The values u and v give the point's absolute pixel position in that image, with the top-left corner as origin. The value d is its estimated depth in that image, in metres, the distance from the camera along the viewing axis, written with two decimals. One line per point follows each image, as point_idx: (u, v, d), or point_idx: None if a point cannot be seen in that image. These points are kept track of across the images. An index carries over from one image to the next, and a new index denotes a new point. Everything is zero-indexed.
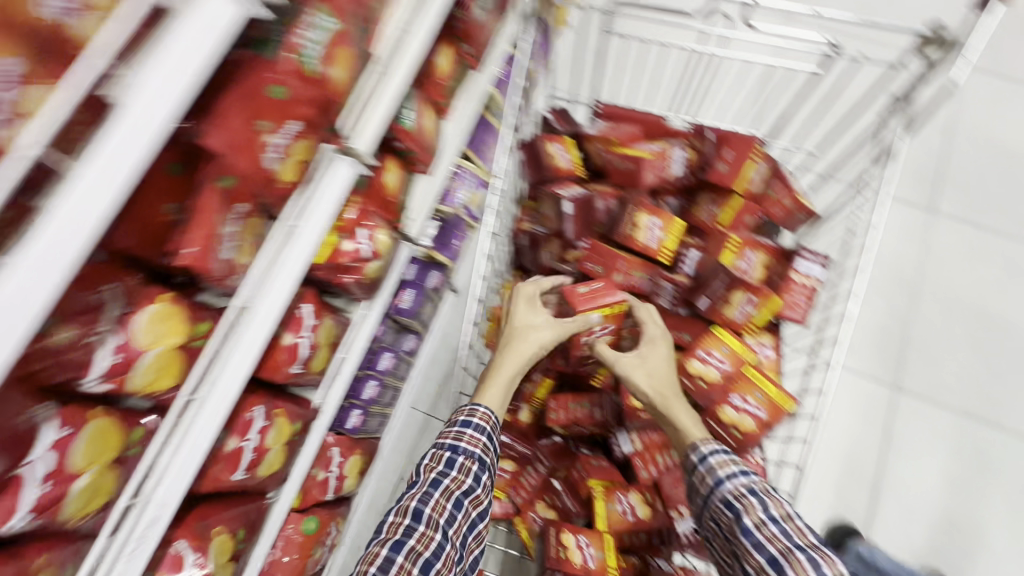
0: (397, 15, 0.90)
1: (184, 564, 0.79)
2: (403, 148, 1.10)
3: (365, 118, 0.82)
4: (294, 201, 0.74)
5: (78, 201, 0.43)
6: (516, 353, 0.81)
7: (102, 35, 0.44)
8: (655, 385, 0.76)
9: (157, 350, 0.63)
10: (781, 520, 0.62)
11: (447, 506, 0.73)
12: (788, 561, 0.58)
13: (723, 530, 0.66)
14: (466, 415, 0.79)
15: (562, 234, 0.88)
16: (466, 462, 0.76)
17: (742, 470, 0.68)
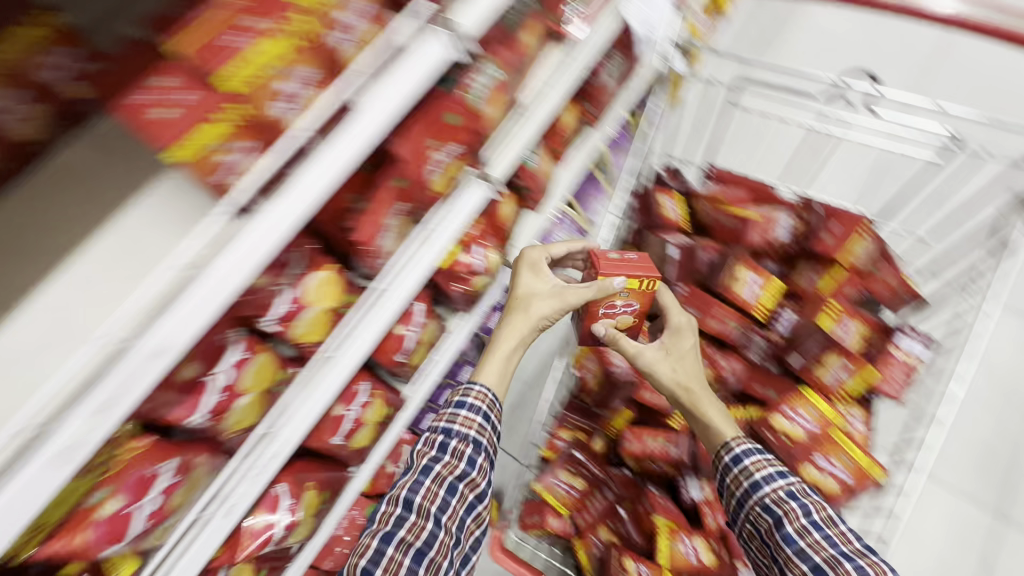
0: (543, 72, 1.06)
1: (279, 505, 0.91)
2: (521, 185, 1.25)
3: (505, 151, 0.97)
4: (432, 212, 0.87)
5: (314, 176, 0.56)
6: (518, 323, 0.87)
7: (361, 59, 0.60)
8: (681, 378, 0.81)
9: (317, 308, 0.77)
10: (823, 526, 0.68)
11: (439, 493, 0.76)
12: (835, 570, 0.64)
13: (763, 534, 0.72)
14: (462, 395, 0.83)
15: (663, 276, 0.95)
16: (458, 444, 0.80)
17: (779, 473, 0.73)
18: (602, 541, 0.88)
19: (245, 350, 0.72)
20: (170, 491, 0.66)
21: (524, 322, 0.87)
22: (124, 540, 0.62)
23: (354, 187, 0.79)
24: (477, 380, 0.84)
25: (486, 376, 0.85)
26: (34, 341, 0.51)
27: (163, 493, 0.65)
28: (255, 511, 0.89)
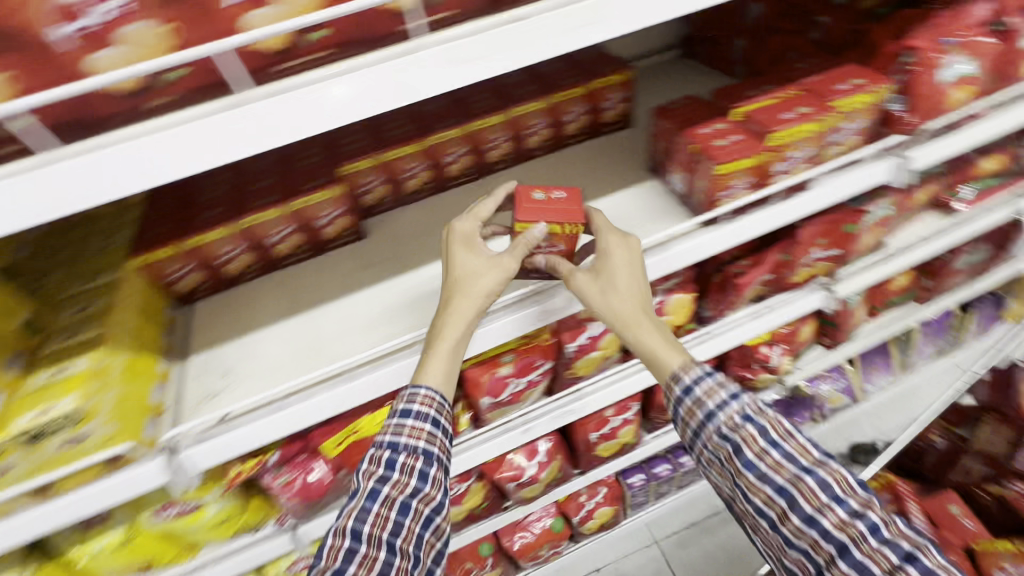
0: (919, 228, 1.12)
1: (536, 455, 1.06)
2: (831, 319, 1.27)
3: (862, 274, 1.04)
4: (774, 296, 0.99)
5: (772, 214, 0.75)
6: (449, 312, 0.65)
7: (834, 157, 0.77)
8: (624, 308, 0.66)
9: (669, 319, 0.94)
10: (782, 445, 0.59)
11: (391, 516, 0.59)
12: (798, 488, 0.56)
13: (722, 462, 0.62)
14: (405, 400, 0.65)
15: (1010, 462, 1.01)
16: (409, 458, 0.63)
17: (730, 393, 0.63)
18: None
19: None
20: (529, 385, 0.87)
21: (469, 305, 0.64)
22: (496, 398, 0.84)
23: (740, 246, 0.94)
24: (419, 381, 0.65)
25: (430, 374, 0.65)
26: None
27: (527, 384, 0.86)
28: (517, 449, 1.06)
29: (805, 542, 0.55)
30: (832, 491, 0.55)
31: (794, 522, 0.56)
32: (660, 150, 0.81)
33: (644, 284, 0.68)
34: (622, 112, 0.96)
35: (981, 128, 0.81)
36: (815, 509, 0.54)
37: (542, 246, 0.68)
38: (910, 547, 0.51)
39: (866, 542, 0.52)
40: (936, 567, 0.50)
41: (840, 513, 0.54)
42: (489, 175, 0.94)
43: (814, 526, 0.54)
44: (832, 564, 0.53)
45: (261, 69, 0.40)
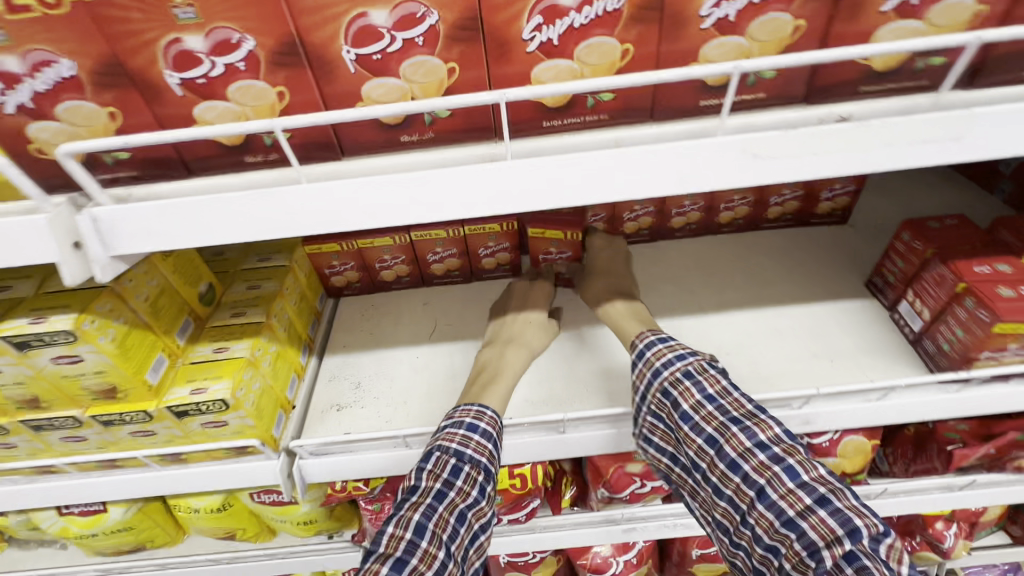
0: None
1: (625, 553, 0.93)
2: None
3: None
4: (987, 474, 0.75)
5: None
6: (515, 343, 0.67)
7: None
8: (598, 290, 0.71)
9: (838, 462, 0.77)
10: (716, 396, 0.53)
11: (451, 520, 0.51)
12: (725, 436, 0.50)
13: (666, 423, 0.56)
14: (471, 415, 0.58)
15: None
16: (473, 472, 0.54)
17: (678, 353, 0.57)
18: None
19: None
20: (654, 490, 0.75)
21: (530, 335, 0.68)
22: (613, 492, 0.74)
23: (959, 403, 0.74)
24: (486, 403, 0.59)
25: (495, 394, 0.61)
26: (723, 346, 0.67)
27: (651, 488, 0.75)
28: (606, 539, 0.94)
29: (729, 488, 0.49)
30: (758, 438, 0.50)
31: (720, 471, 0.50)
32: (896, 270, 0.66)
33: (625, 274, 0.72)
34: (842, 206, 0.80)
35: None
36: (738, 453, 0.49)
37: (552, 250, 0.73)
38: (826, 490, 0.46)
39: (781, 486, 0.47)
40: (850, 509, 0.44)
41: (761, 455, 0.49)
42: (664, 241, 0.83)
43: (736, 471, 0.49)
44: (752, 509, 0.47)
45: (527, 121, 0.35)
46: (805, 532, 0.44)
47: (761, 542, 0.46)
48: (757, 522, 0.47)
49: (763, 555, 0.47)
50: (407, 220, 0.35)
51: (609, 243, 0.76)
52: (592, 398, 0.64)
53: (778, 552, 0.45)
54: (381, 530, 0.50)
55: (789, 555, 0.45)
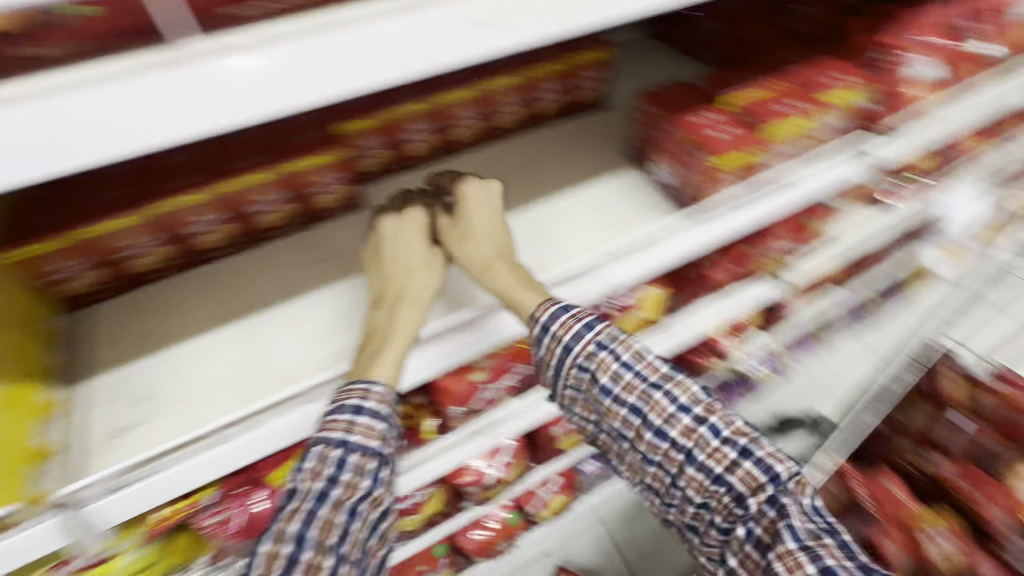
0: (856, 219, 1.19)
1: (500, 455, 1.01)
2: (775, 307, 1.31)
3: (812, 263, 1.08)
4: (735, 282, 1.00)
5: (762, 210, 0.73)
6: (407, 300, 0.60)
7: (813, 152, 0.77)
8: (481, 252, 0.64)
9: (641, 314, 0.90)
10: (633, 363, 0.61)
11: (338, 520, 0.51)
12: (649, 405, 0.60)
13: (587, 394, 0.64)
14: (355, 397, 0.54)
15: (928, 436, 0.98)
16: (361, 460, 0.53)
17: (585, 325, 0.62)
18: None
19: None
20: (504, 391, 0.83)
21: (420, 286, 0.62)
22: (467, 406, 0.81)
23: None
24: (373, 377, 0.55)
25: (383, 364, 0.56)
26: (527, 237, 0.72)
27: (501, 389, 0.82)
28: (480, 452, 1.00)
29: (661, 455, 0.61)
30: (679, 403, 0.60)
31: (648, 436, 0.61)
32: (643, 136, 0.77)
33: (506, 230, 0.66)
34: (596, 93, 0.89)
35: (934, 126, 0.85)
36: (664, 421, 0.60)
37: (330, 181, 0.71)
38: (746, 442, 0.58)
39: (706, 446, 0.59)
40: (767, 456, 0.57)
41: (685, 421, 0.60)
42: (458, 155, 0.84)
43: (665, 438, 0.60)
44: (682, 471, 0.60)
45: (213, 11, 0.37)
46: (732, 484, 0.58)
47: (695, 500, 0.61)
48: (689, 482, 0.60)
49: (695, 508, 0.61)
50: (132, 145, 0.35)
51: (484, 190, 0.66)
52: (420, 324, 0.65)
53: (706, 503, 0.60)
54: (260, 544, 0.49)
55: (719, 506, 0.59)
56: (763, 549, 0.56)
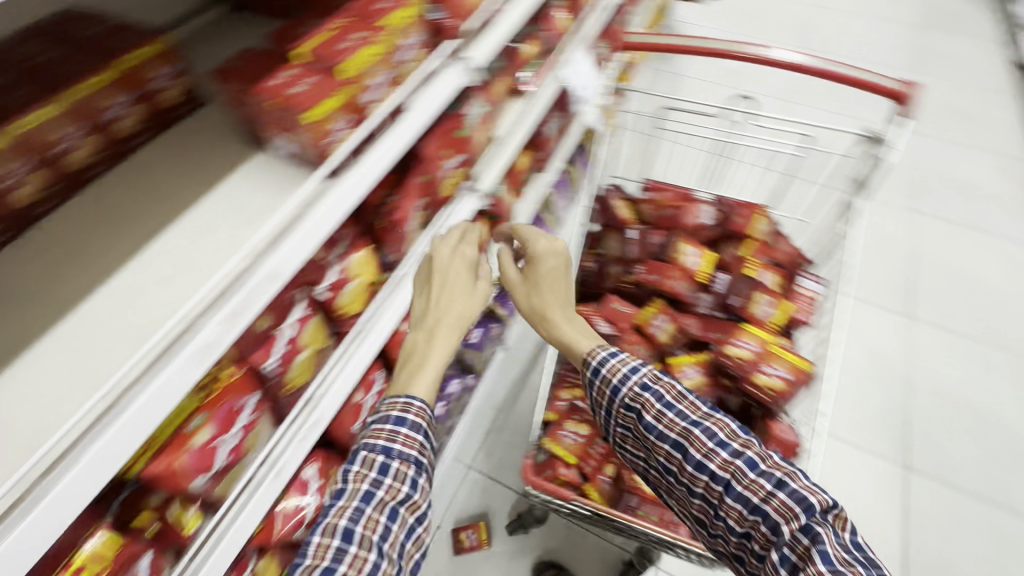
0: (509, 117, 1.36)
1: (309, 487, 0.95)
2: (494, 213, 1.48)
3: (490, 167, 1.24)
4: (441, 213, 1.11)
5: (390, 142, 0.77)
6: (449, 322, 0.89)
7: (412, 73, 0.83)
8: (543, 302, 1.01)
9: (359, 280, 0.90)
10: (672, 404, 0.84)
11: (380, 521, 0.72)
12: (688, 439, 0.80)
13: (634, 430, 0.87)
14: (400, 411, 0.80)
15: (625, 256, 1.22)
16: (401, 467, 0.76)
17: (631, 370, 0.88)
18: (611, 476, 1.03)
19: (303, 310, 0.82)
20: (246, 432, 0.73)
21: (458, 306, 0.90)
22: (210, 471, 0.68)
23: (383, 185, 0.96)
24: (413, 394, 0.82)
25: (421, 382, 0.84)
26: (167, 271, 0.64)
27: (240, 433, 0.72)
28: (286, 495, 0.93)
29: (701, 485, 0.79)
30: (716, 439, 0.79)
31: (690, 468, 0.80)
32: (245, 118, 0.72)
33: (561, 281, 1.02)
34: (183, 89, 0.78)
35: (504, 19, 1.01)
36: (703, 454, 0.79)
37: None
38: (781, 476, 0.74)
39: (744, 477, 0.75)
40: (799, 488, 0.72)
41: (723, 455, 0.78)
42: (41, 222, 0.68)
43: (705, 469, 0.78)
44: (723, 500, 0.77)
45: None
46: (768, 513, 0.73)
47: (737, 529, 0.76)
48: (729, 511, 0.77)
49: (739, 536, 0.76)
50: None
51: (551, 252, 1.03)
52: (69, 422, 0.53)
53: (747, 530, 0.75)
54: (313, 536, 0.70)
55: (759, 535, 0.74)
56: (796, 569, 0.69)
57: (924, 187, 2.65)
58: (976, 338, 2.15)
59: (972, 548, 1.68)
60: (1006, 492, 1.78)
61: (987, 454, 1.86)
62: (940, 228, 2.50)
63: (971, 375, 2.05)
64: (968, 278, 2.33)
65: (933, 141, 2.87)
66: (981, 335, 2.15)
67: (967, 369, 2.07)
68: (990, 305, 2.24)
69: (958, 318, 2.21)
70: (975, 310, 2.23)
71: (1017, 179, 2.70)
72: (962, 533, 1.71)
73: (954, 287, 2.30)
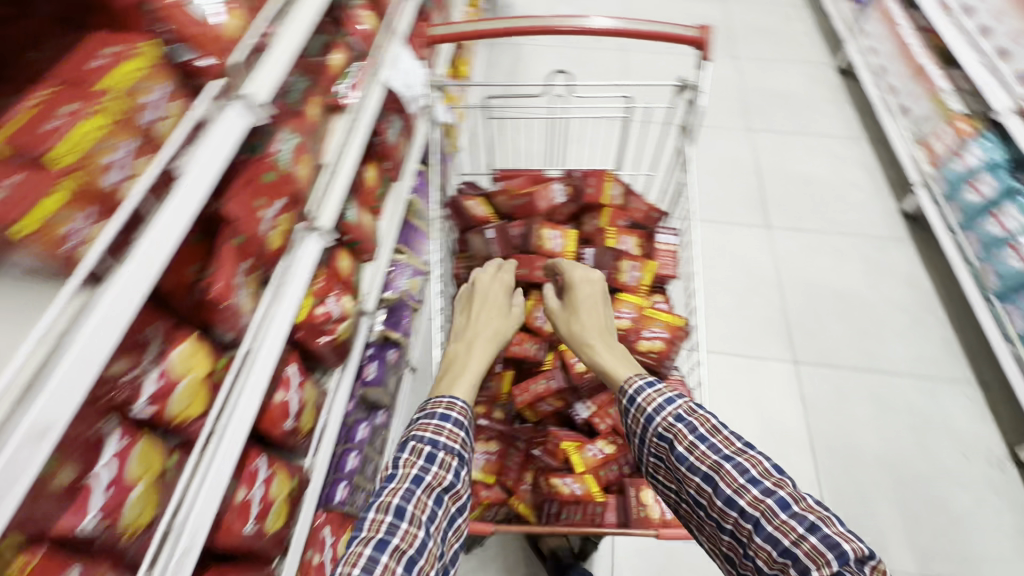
0: (336, 137, 1.25)
1: None
2: (351, 240, 1.41)
3: (327, 202, 1.14)
4: (284, 261, 1.01)
5: (170, 217, 0.65)
6: (481, 343, 1.01)
7: (172, 132, 0.70)
8: (585, 331, 1.02)
9: (188, 379, 0.77)
10: (705, 438, 0.85)
11: (428, 503, 0.83)
12: (719, 473, 0.82)
13: (665, 460, 0.89)
14: (445, 408, 0.91)
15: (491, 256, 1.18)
16: (445, 457, 0.88)
17: (666, 400, 0.90)
18: (530, 483, 1.02)
19: (122, 440, 0.69)
20: None
21: (489, 330, 1.03)
22: None
23: (192, 259, 0.82)
24: (455, 395, 0.92)
25: (460, 385, 0.95)
26: None
27: None
28: None
29: (732, 521, 0.81)
30: (747, 476, 0.81)
31: (719, 503, 0.82)
32: None
33: (600, 313, 1.03)
34: None
35: (280, 41, 0.89)
36: (735, 490, 0.80)
37: None
38: (813, 519, 0.75)
39: (776, 518, 0.77)
40: (832, 532, 0.74)
41: (754, 492, 0.79)
42: None
43: (736, 506, 0.80)
44: (754, 539, 0.78)
45: None
46: (799, 556, 0.73)
47: (765, 569, 0.77)
48: (759, 551, 0.77)
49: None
50: None
51: (588, 281, 1.05)
52: None
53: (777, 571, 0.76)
54: (367, 513, 0.82)
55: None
56: None
57: (754, 106, 2.90)
58: (824, 230, 2.41)
59: (861, 414, 1.91)
60: (876, 357, 2.03)
61: (855, 329, 2.11)
62: (774, 139, 2.76)
63: (826, 263, 2.31)
64: (806, 178, 2.60)
65: (750, 62, 3.14)
66: (827, 226, 2.42)
67: (823, 259, 2.32)
68: (827, 198, 2.52)
69: (807, 215, 2.46)
70: (818, 205, 2.50)
71: (823, 81, 3.04)
72: (850, 404, 1.93)
73: (797, 189, 2.56)
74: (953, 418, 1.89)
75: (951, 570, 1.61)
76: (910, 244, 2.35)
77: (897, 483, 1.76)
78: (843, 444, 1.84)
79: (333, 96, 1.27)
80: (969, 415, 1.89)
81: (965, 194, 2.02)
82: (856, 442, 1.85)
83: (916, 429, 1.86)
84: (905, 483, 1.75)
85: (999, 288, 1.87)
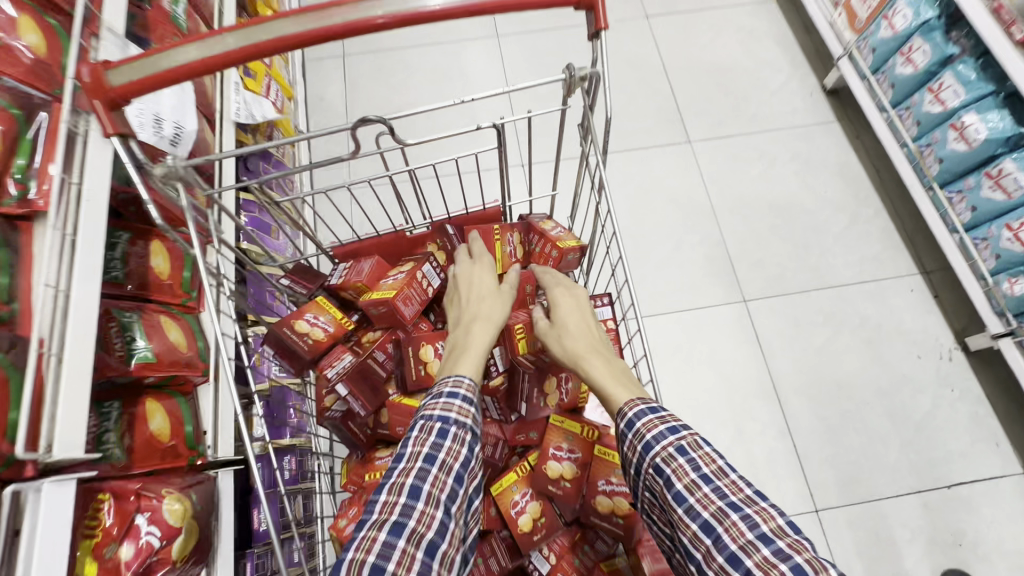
0: (40, 271, 0.74)
1: None
2: (157, 380, 0.96)
3: (68, 419, 0.70)
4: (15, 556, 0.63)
5: None
6: (480, 321, 0.93)
7: None
8: (575, 347, 0.93)
9: None
10: (713, 478, 0.75)
11: (448, 481, 0.77)
12: (724, 525, 0.71)
13: (658, 494, 0.79)
14: (452, 386, 0.85)
15: (354, 409, 0.93)
16: (459, 431, 0.81)
17: (668, 428, 0.81)
18: None
19: None
20: None
21: (487, 310, 0.95)
22: None
23: None
24: (460, 372, 0.86)
25: (465, 363, 0.87)
26: None
27: None
28: None
29: None
30: (758, 531, 0.69)
31: (720, 559, 0.70)
32: None
33: (591, 328, 0.97)
34: None
35: None
36: (741, 547, 0.69)
37: None
38: None
39: None
40: None
41: (765, 551, 0.68)
42: None
43: (741, 566, 0.68)
44: None
45: None
46: None
47: None
48: None
49: None
50: None
51: (575, 300, 0.99)
52: None
53: None
54: (377, 496, 0.77)
55: None
56: None
57: None
58: (749, 130, 2.11)
59: (814, 339, 1.80)
60: (822, 271, 1.89)
61: (796, 243, 1.93)
62: (675, 23, 2.31)
63: (757, 170, 2.05)
64: (718, 68, 2.23)
65: None
66: (751, 124, 2.12)
67: (752, 167, 2.05)
68: (745, 88, 2.19)
69: (727, 115, 2.14)
70: (736, 99, 2.17)
71: None
72: (805, 332, 1.81)
73: (711, 83, 2.20)
74: (901, 317, 1.82)
75: (919, 479, 1.63)
76: (836, 125, 2.11)
77: (858, 405, 1.72)
78: (803, 379, 1.75)
79: (11, 203, 0.76)
80: (916, 309, 1.83)
81: (895, 67, 1.75)
82: (815, 373, 1.76)
83: (868, 341, 1.79)
84: (867, 403, 1.71)
85: (942, 175, 1.69)
